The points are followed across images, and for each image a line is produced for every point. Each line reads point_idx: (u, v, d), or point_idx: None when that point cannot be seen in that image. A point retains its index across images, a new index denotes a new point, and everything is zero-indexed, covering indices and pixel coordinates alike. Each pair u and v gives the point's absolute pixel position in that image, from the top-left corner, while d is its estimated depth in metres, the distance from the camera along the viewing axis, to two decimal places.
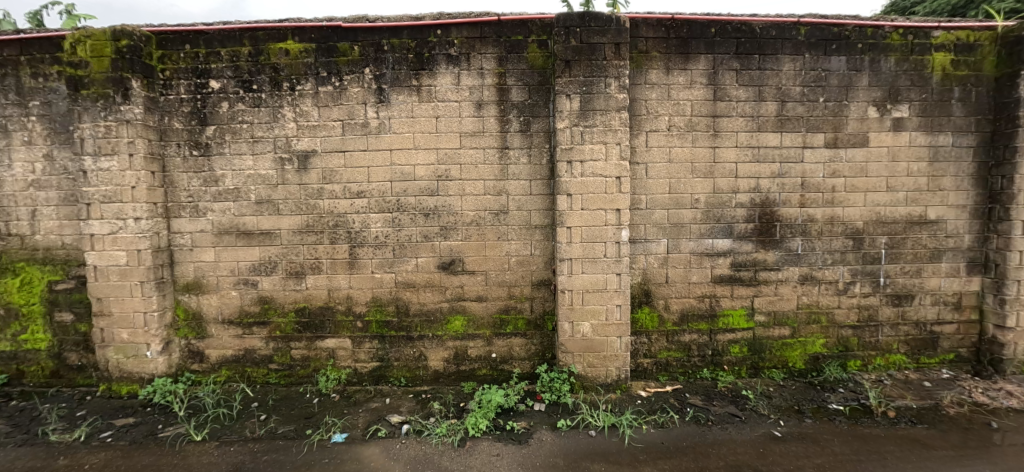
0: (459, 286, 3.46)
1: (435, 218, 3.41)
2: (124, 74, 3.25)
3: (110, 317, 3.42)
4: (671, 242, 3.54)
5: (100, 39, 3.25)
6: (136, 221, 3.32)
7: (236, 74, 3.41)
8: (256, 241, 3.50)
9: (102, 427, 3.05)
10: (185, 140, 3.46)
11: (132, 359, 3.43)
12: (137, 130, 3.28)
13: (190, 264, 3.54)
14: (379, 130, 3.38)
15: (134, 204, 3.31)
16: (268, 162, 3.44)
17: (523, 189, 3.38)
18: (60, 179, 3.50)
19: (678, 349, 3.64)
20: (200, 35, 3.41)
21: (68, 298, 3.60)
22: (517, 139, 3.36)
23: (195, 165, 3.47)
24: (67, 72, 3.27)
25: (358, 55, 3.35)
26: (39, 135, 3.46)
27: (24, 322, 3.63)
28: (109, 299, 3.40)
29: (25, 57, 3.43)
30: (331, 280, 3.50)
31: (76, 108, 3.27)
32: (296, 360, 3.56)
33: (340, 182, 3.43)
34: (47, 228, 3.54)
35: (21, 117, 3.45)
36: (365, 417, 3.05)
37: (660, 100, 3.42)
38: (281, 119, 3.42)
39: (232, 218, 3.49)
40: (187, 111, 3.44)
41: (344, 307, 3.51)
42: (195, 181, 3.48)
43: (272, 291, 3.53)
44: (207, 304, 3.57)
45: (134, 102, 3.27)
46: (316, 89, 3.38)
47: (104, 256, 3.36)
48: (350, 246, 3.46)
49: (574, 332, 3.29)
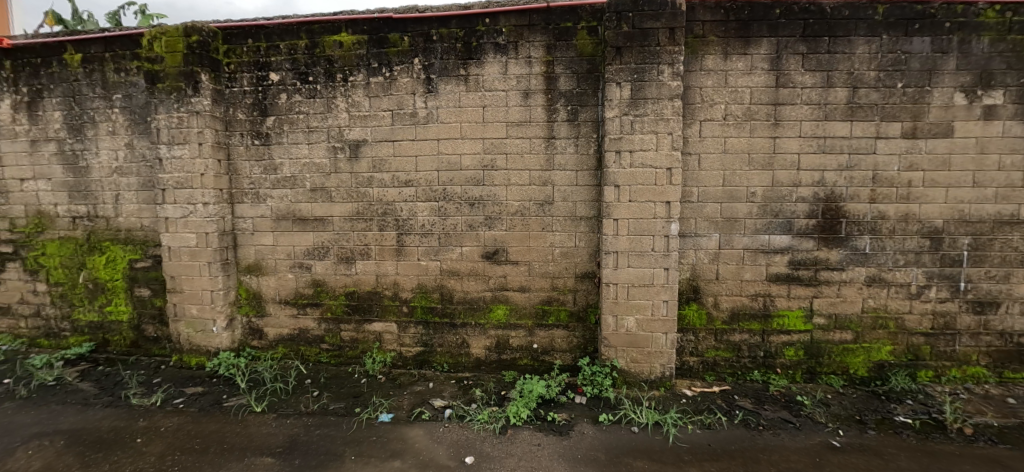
0: (503, 275, 3.47)
1: (480, 208, 3.43)
2: (194, 68, 3.47)
3: (181, 294, 3.70)
4: (723, 237, 3.38)
5: (173, 35, 3.47)
6: (205, 206, 3.56)
7: (294, 66, 3.55)
8: (310, 227, 3.66)
9: (175, 394, 3.33)
10: (247, 130, 3.66)
11: (200, 334, 3.71)
12: (205, 120, 3.51)
13: (251, 247, 3.77)
14: (427, 120, 3.43)
15: (202, 190, 3.55)
16: (322, 151, 3.58)
17: (568, 180, 3.33)
18: (139, 166, 3.80)
19: (727, 348, 3.49)
20: (261, 30, 3.58)
21: (145, 275, 3.93)
22: (564, 129, 3.30)
23: (257, 153, 3.67)
24: (146, 67, 3.53)
25: (407, 45, 3.40)
26: (121, 126, 3.78)
27: (108, 295, 4.01)
28: (181, 277, 3.68)
29: (109, 53, 3.73)
30: (379, 266, 3.61)
31: (153, 100, 3.55)
32: (345, 342, 3.72)
33: (390, 171, 3.51)
34: (128, 211, 3.87)
35: (106, 109, 3.78)
36: (410, 399, 3.15)
37: (717, 86, 3.25)
38: (334, 109, 3.54)
39: (289, 204, 3.67)
40: (250, 103, 3.64)
41: (391, 292, 3.62)
42: (257, 169, 3.68)
43: (325, 275, 3.69)
44: (266, 285, 3.79)
45: (202, 95, 3.49)
46: (368, 80, 3.47)
47: (177, 238, 3.64)
48: (397, 233, 3.55)
49: (617, 326, 3.22)
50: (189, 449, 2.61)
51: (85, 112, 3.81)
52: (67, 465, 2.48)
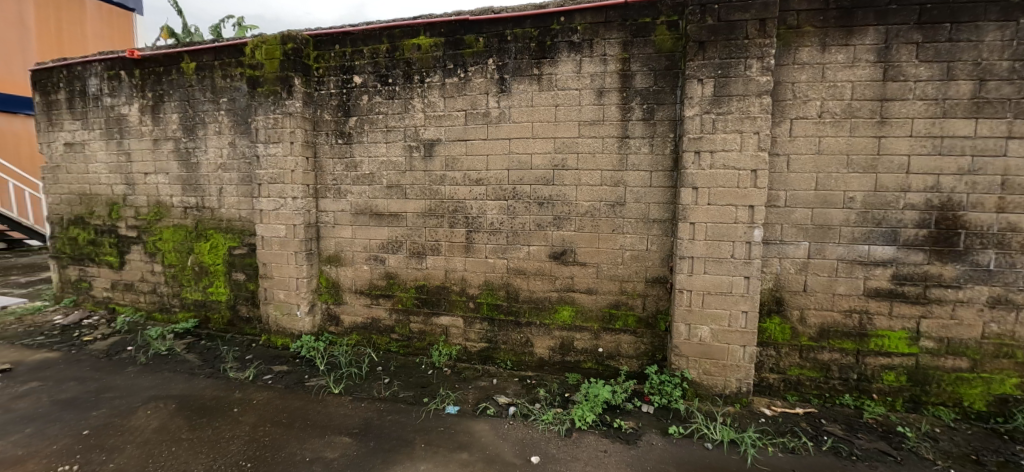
0: (570, 276, 3.44)
1: (549, 207, 3.42)
2: (289, 73, 3.78)
3: (272, 280, 4.05)
4: (813, 246, 3.10)
5: (272, 43, 3.80)
6: (295, 200, 3.87)
7: (375, 69, 3.75)
8: (385, 222, 3.85)
9: (265, 370, 3.66)
10: (332, 130, 3.92)
11: (286, 317, 4.04)
12: (297, 121, 3.81)
13: (333, 239, 4.03)
14: (500, 119, 3.47)
15: (293, 185, 3.86)
16: (399, 149, 3.75)
17: (641, 181, 3.22)
18: (240, 162, 4.21)
19: (813, 367, 3.20)
20: (347, 36, 3.81)
21: (241, 261, 4.34)
22: (638, 128, 3.20)
23: (340, 151, 3.92)
24: (249, 73, 3.90)
25: (482, 46, 3.46)
26: (226, 126, 4.20)
27: (210, 278, 4.47)
28: (271, 265, 4.03)
29: (218, 61, 4.15)
30: (448, 262, 3.72)
31: (254, 103, 3.91)
32: (414, 333, 3.87)
33: (462, 170, 3.60)
34: (230, 203, 4.30)
35: (214, 112, 4.22)
36: (475, 394, 3.21)
37: (811, 82, 2.98)
38: (411, 110, 3.69)
39: (367, 200, 3.89)
40: (335, 105, 3.89)
41: (458, 288, 3.72)
42: (340, 166, 3.93)
43: (397, 268, 3.87)
44: (344, 275, 4.04)
45: (295, 97, 3.79)
46: (444, 81, 3.58)
47: (270, 229, 3.99)
48: (467, 230, 3.64)
49: (690, 335, 3.07)
50: (278, 422, 2.85)
51: (197, 114, 4.28)
52: (178, 426, 2.79)
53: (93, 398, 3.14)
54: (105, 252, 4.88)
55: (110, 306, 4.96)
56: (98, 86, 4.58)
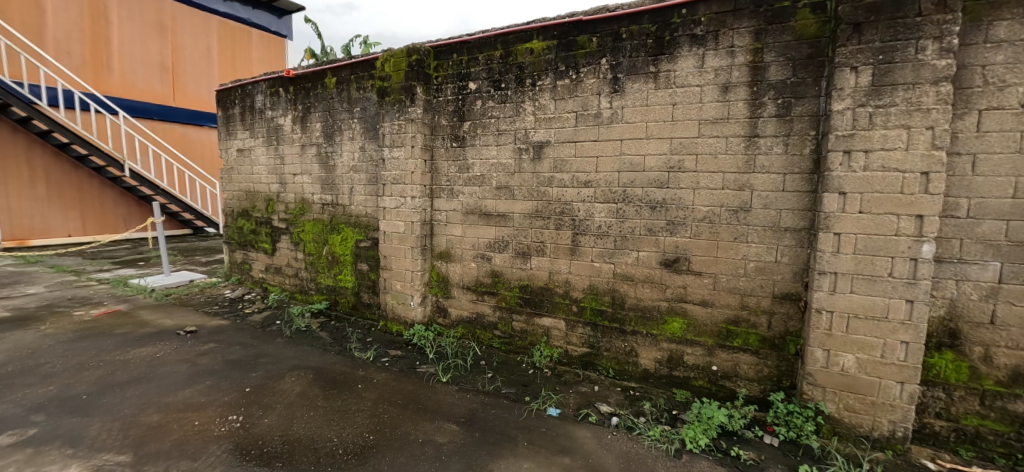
0: (682, 285, 3.22)
1: (662, 212, 3.24)
2: (413, 83, 4.11)
3: (390, 271, 4.44)
4: (1008, 268, 2.48)
5: (399, 56, 4.17)
6: (413, 199, 4.21)
7: (489, 75, 3.90)
8: (493, 222, 3.99)
9: (383, 353, 4.02)
10: (448, 134, 4.17)
11: (402, 306, 4.40)
12: (418, 126, 4.13)
13: (444, 237, 4.28)
14: (611, 120, 3.38)
15: (412, 185, 4.20)
16: (508, 151, 3.86)
17: (771, 185, 2.89)
18: (368, 165, 4.68)
19: (1001, 419, 2.57)
20: (464, 45, 4.02)
21: (366, 253, 4.81)
22: (771, 125, 2.88)
23: (454, 154, 4.15)
24: (379, 85, 4.33)
25: (596, 46, 3.40)
26: (358, 132, 4.69)
27: (340, 266, 5.03)
28: (391, 257, 4.42)
29: (354, 75, 4.64)
30: (552, 264, 3.72)
31: (382, 111, 4.32)
32: (516, 331, 3.95)
33: (570, 172, 3.59)
34: (359, 201, 4.80)
35: (349, 119, 4.74)
36: (576, 398, 3.17)
37: (1011, 63, 2.40)
38: (522, 113, 3.77)
39: (477, 200, 4.06)
40: (451, 110, 4.13)
41: (562, 290, 3.70)
42: (453, 168, 4.17)
43: (503, 267, 3.98)
44: (453, 271, 4.27)
45: (417, 105, 4.11)
46: (555, 83, 3.59)
47: (391, 225, 4.38)
48: (573, 233, 3.61)
49: (829, 363, 2.67)
50: (394, 402, 3.11)
51: (336, 123, 4.85)
52: (315, 394, 3.20)
53: (253, 362, 3.73)
54: (262, 240, 5.79)
55: (263, 286, 5.88)
56: (263, 101, 5.44)
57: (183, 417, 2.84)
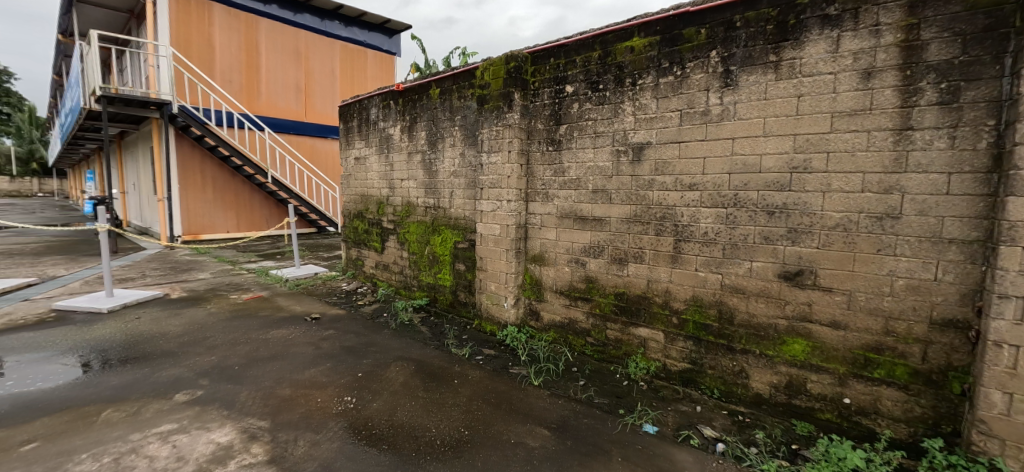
0: (806, 302, 2.83)
1: (782, 217, 2.88)
2: (511, 89, 4.20)
3: (486, 273, 4.58)
4: None
5: (498, 64, 4.29)
6: (509, 203, 4.29)
7: (587, 77, 3.83)
8: (589, 226, 3.90)
9: (477, 351, 4.15)
10: (544, 138, 4.18)
11: (496, 306, 4.51)
12: (515, 132, 4.21)
13: (538, 240, 4.30)
14: (721, 117, 3.10)
15: (509, 189, 4.29)
16: (606, 154, 3.75)
17: (930, 187, 2.42)
18: (467, 170, 4.87)
19: None
20: (561, 48, 4.00)
21: (463, 254, 4.99)
22: (930, 116, 2.41)
23: (550, 158, 4.15)
24: (479, 93, 4.51)
25: (704, 38, 3.15)
26: (458, 139, 4.91)
27: (439, 266, 5.29)
28: (487, 259, 4.56)
29: (455, 84, 4.85)
30: (651, 271, 3.53)
31: (482, 118, 4.49)
32: (610, 340, 3.82)
33: (673, 174, 3.37)
34: (458, 204, 5.01)
35: (450, 127, 4.97)
36: (675, 417, 2.96)
37: None
38: (621, 114, 3.64)
39: (572, 204, 4.01)
40: (548, 114, 4.13)
41: (661, 300, 3.49)
42: (549, 171, 4.16)
43: (597, 272, 3.88)
44: (546, 274, 4.26)
45: (514, 110, 4.19)
46: (657, 81, 3.41)
47: (488, 227, 4.52)
48: (675, 239, 3.38)
49: (1010, 411, 2.17)
50: (488, 400, 3.19)
51: (438, 130, 5.12)
52: (416, 385, 3.41)
53: (364, 350, 4.11)
54: (373, 239, 6.36)
55: (373, 281, 6.46)
56: (377, 113, 5.99)
57: (309, 394, 3.22)
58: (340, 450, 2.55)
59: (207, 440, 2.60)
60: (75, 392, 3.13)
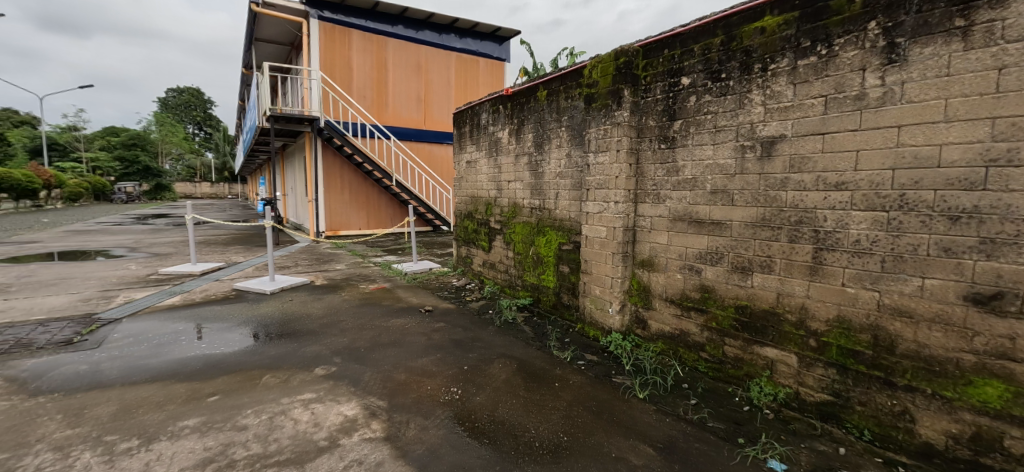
0: (1008, 334, 2.21)
1: (969, 224, 2.30)
2: (620, 86, 4.01)
3: (590, 276, 4.45)
4: None
5: (607, 61, 4.14)
6: (616, 204, 4.11)
7: (707, 66, 3.48)
8: (706, 230, 3.56)
9: (579, 356, 4.04)
10: (656, 135, 3.91)
11: (600, 311, 4.36)
12: (623, 130, 4.01)
13: (647, 244, 4.04)
14: (882, 102, 2.58)
15: (616, 190, 4.11)
16: (728, 150, 3.38)
17: None
18: (573, 171, 4.78)
19: None
20: (677, 38, 3.69)
21: (568, 256, 4.90)
22: None
23: (662, 156, 3.87)
24: (586, 92, 4.41)
25: (859, 8, 2.65)
26: (565, 140, 4.85)
27: (543, 266, 5.28)
28: (592, 262, 4.42)
29: (563, 85, 4.80)
30: (782, 284, 3.08)
31: (589, 117, 4.38)
32: (728, 357, 3.42)
33: (813, 171, 2.89)
34: (563, 206, 4.94)
35: (557, 128, 4.94)
36: (810, 457, 2.54)
37: None
38: (747, 105, 3.24)
39: (686, 205, 3.69)
40: (661, 109, 3.85)
41: (795, 318, 3.03)
42: (661, 171, 3.89)
43: (715, 282, 3.51)
44: (656, 281, 3.98)
45: (624, 108, 4.00)
46: (794, 64, 2.96)
47: (593, 229, 4.39)
48: (815, 247, 2.90)
49: None
50: (589, 407, 3.09)
51: (545, 132, 5.12)
52: (518, 383, 3.45)
53: (470, 344, 4.29)
54: (482, 239, 6.64)
55: (481, 278, 6.73)
56: (487, 118, 6.22)
57: (420, 381, 3.46)
58: (445, 438, 2.68)
59: (337, 412, 2.94)
60: (245, 358, 3.80)
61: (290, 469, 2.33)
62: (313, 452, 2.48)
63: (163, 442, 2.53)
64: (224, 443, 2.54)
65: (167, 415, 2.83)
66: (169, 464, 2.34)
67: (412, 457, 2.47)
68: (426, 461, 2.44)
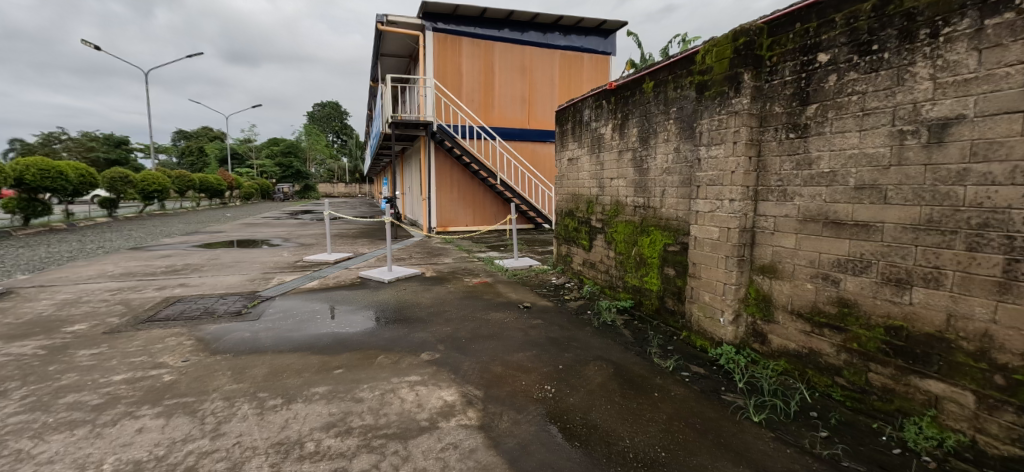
0: None
1: None
2: (738, 70, 3.60)
3: (699, 280, 4.09)
4: None
5: (723, 43, 3.75)
6: (732, 202, 3.70)
7: (852, 38, 2.94)
8: (846, 233, 3.02)
9: (683, 366, 3.72)
10: (783, 123, 3.43)
11: (709, 320, 3.98)
12: (742, 119, 3.59)
13: (769, 248, 3.56)
14: None
15: (732, 187, 3.70)
16: (880, 137, 2.83)
17: None
18: (682, 166, 4.42)
19: None
20: (812, 8, 3.18)
21: (673, 258, 4.54)
22: None
23: (791, 147, 3.38)
24: (698, 80, 4.05)
25: None
26: (673, 134, 4.51)
27: (646, 268, 4.98)
28: (701, 265, 4.05)
29: (672, 75, 4.47)
30: (955, 302, 2.49)
31: (701, 107, 4.03)
32: (873, 386, 2.87)
33: (1005, 161, 2.31)
34: (670, 204, 4.60)
35: (665, 121, 4.61)
36: None
37: None
38: (909, 81, 2.68)
39: (822, 204, 3.17)
40: (790, 93, 3.37)
41: (974, 347, 2.44)
42: (789, 164, 3.40)
43: (857, 294, 2.97)
44: (779, 290, 3.50)
45: (743, 94, 3.58)
46: (979, 25, 2.39)
47: (703, 230, 4.02)
48: (1005, 257, 2.31)
49: None
50: (693, 424, 2.83)
51: (652, 126, 4.83)
52: (614, 388, 3.31)
53: (567, 343, 4.23)
54: (582, 237, 6.51)
55: (580, 278, 6.62)
56: (590, 114, 6.08)
57: (515, 375, 3.51)
58: (537, 434, 2.68)
59: (438, 396, 3.12)
60: (365, 338, 4.25)
61: (395, 443, 2.53)
62: (415, 431, 2.66)
63: (298, 404, 2.94)
64: (343, 412, 2.85)
65: (302, 381, 3.29)
66: (301, 423, 2.70)
67: (504, 449, 2.52)
68: (517, 455, 2.47)
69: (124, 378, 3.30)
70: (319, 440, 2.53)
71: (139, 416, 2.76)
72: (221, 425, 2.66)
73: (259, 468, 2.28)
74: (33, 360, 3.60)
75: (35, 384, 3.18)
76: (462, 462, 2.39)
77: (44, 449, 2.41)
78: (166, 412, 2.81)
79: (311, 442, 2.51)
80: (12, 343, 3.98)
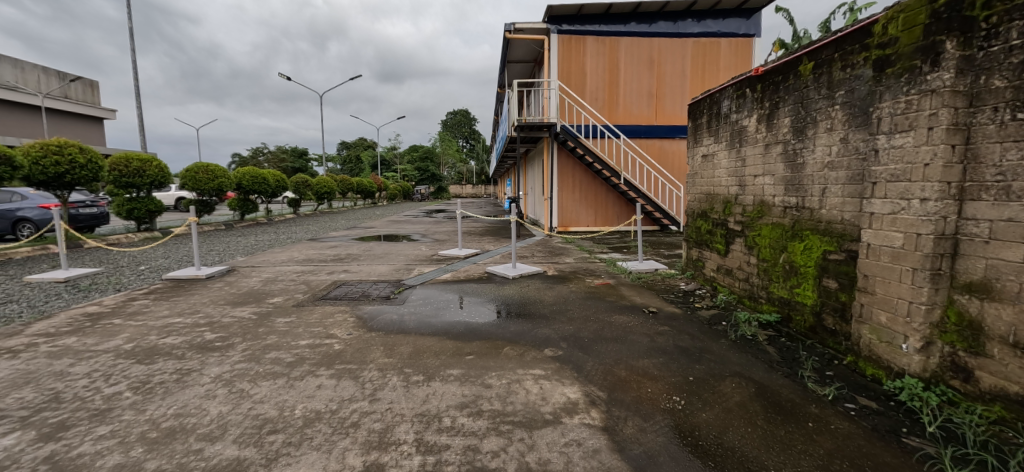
0: None
1: None
2: (938, 38, 2.91)
3: (872, 296, 3.43)
4: None
5: (914, 7, 3.07)
6: (923, 202, 3.01)
7: None
8: None
9: (848, 397, 3.15)
10: (1007, 101, 2.69)
11: (886, 345, 3.31)
12: (942, 99, 2.89)
13: (981, 260, 2.82)
14: None
15: (924, 183, 3.02)
16: None
17: None
18: (851, 159, 3.74)
19: None
20: None
21: (836, 268, 3.87)
22: None
23: (1019, 131, 2.63)
24: (877, 55, 3.41)
25: None
26: (839, 122, 3.84)
27: (799, 278, 4.33)
28: (875, 278, 3.39)
29: (839, 53, 3.81)
30: None
31: (880, 87, 3.39)
32: None
33: None
34: (832, 204, 3.94)
35: (828, 108, 3.96)
36: None
37: None
38: None
39: None
40: (1018, 62, 2.62)
41: None
42: (1015, 152, 2.66)
43: None
44: (995, 314, 2.74)
45: (944, 68, 2.89)
46: None
47: (880, 236, 3.36)
48: None
49: None
50: (861, 465, 2.39)
51: (809, 115, 4.19)
52: (756, 410, 2.96)
53: (698, 354, 3.92)
54: (717, 241, 5.96)
55: (714, 285, 6.07)
56: (729, 105, 5.53)
57: (641, 381, 3.38)
58: (665, 446, 2.54)
59: (561, 392, 3.16)
60: (493, 329, 4.51)
61: (522, 430, 2.64)
62: (540, 422, 2.74)
63: (437, 382, 3.26)
64: (475, 395, 3.07)
65: (439, 363, 3.62)
66: (439, 400, 2.99)
67: (629, 455, 2.44)
68: (644, 463, 2.37)
69: (307, 343, 4.04)
70: (454, 417, 2.77)
71: (318, 375, 3.35)
72: (377, 391, 3.09)
73: (405, 433, 2.58)
74: (249, 322, 4.62)
75: (250, 340, 4.08)
76: (586, 461, 2.38)
77: (256, 390, 3.09)
78: (337, 374, 3.36)
79: (448, 417, 2.76)
80: (236, 308, 5.17)
